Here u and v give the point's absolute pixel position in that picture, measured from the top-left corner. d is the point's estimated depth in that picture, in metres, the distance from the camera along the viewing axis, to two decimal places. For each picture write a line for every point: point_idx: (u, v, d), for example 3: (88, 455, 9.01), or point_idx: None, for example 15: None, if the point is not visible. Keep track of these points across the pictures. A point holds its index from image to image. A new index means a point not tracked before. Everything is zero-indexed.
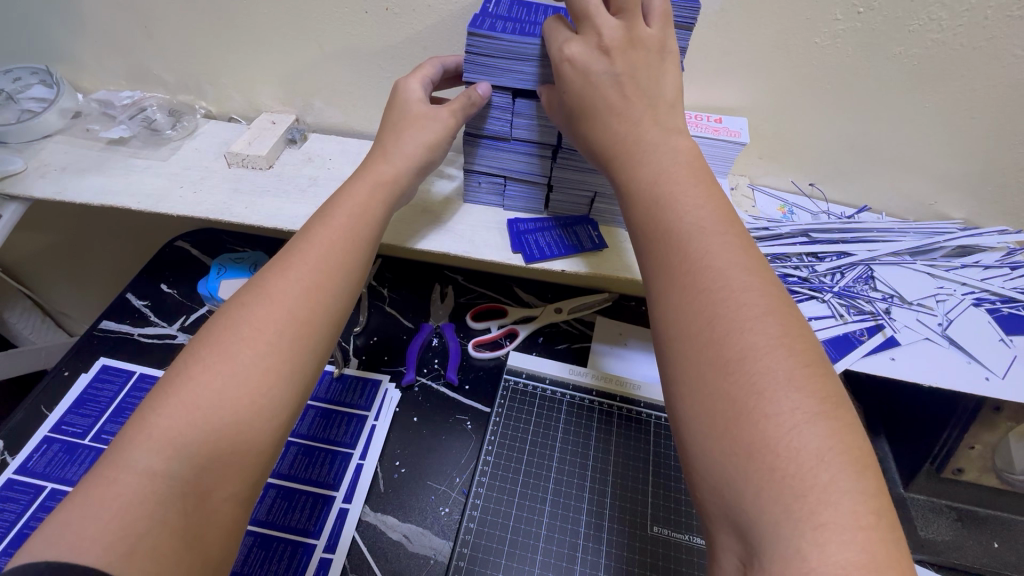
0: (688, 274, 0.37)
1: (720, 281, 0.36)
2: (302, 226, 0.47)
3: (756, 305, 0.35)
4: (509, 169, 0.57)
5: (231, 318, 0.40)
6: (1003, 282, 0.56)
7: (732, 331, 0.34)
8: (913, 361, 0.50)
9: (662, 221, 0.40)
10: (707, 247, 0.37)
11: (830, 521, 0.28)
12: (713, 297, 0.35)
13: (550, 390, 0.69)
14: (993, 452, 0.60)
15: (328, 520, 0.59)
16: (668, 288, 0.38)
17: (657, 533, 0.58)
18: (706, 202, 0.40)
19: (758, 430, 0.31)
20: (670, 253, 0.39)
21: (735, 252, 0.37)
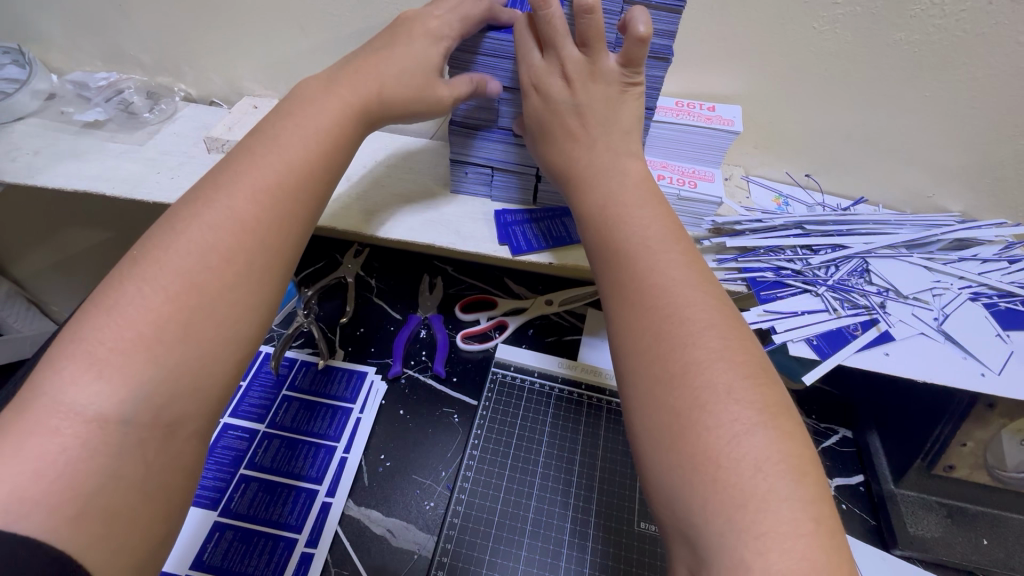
0: (637, 291, 0.36)
1: (657, 302, 0.35)
2: (250, 159, 0.39)
3: (692, 315, 0.34)
4: (494, 159, 0.55)
5: (159, 270, 0.34)
6: (1001, 276, 0.55)
7: (676, 349, 0.33)
8: (907, 357, 0.49)
9: (611, 239, 0.39)
10: (653, 265, 0.37)
11: (771, 529, 0.27)
12: (661, 314, 0.34)
13: (538, 384, 0.67)
14: (985, 450, 0.59)
15: (310, 514, 0.58)
16: (618, 301, 0.37)
17: (644, 530, 0.58)
18: (653, 222, 0.39)
19: (702, 442, 0.30)
20: (620, 271, 0.38)
21: (678, 269, 0.36)
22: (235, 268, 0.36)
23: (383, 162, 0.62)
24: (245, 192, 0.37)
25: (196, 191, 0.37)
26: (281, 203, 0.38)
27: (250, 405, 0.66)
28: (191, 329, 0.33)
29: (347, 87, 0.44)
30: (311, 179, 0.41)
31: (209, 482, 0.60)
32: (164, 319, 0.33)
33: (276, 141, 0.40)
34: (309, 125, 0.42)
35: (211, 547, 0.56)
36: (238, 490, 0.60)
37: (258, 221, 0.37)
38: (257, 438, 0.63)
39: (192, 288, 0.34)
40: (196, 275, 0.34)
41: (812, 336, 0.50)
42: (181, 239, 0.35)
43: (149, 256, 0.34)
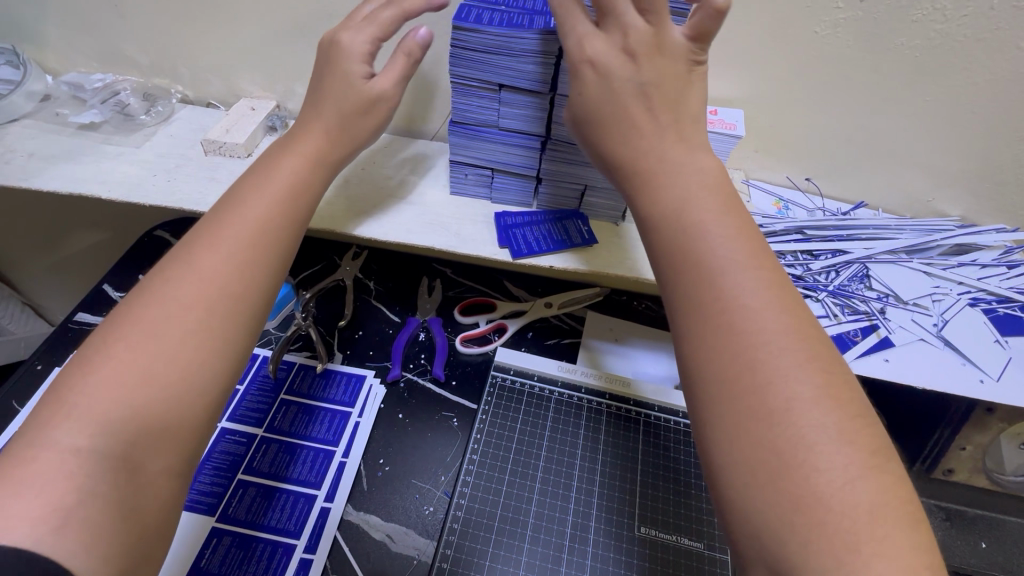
0: (726, 315, 0.35)
1: (753, 330, 0.34)
2: (221, 210, 0.42)
3: (792, 346, 0.33)
4: (496, 161, 0.55)
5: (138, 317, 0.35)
6: (1000, 282, 0.55)
7: (781, 384, 0.32)
8: (906, 362, 0.49)
9: (690, 253, 0.37)
10: (740, 287, 0.35)
11: (884, 575, 0.27)
12: (755, 343, 0.33)
13: (539, 387, 0.67)
14: (984, 453, 0.58)
15: (309, 519, 0.58)
16: (702, 324, 0.35)
17: (645, 534, 0.57)
18: (733, 235, 0.38)
19: (797, 480, 0.30)
20: (700, 290, 0.36)
21: (769, 293, 0.35)
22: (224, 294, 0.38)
23: (380, 163, 0.62)
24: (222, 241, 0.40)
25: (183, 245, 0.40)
26: (259, 228, 0.41)
27: (247, 409, 0.65)
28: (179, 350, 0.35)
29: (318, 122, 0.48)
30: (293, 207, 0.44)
31: (206, 487, 0.60)
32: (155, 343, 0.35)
33: (257, 184, 0.44)
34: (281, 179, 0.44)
35: (208, 553, 0.55)
36: (236, 495, 0.59)
37: (223, 257, 0.39)
38: (254, 443, 0.63)
39: (166, 333, 0.35)
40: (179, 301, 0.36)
41: None
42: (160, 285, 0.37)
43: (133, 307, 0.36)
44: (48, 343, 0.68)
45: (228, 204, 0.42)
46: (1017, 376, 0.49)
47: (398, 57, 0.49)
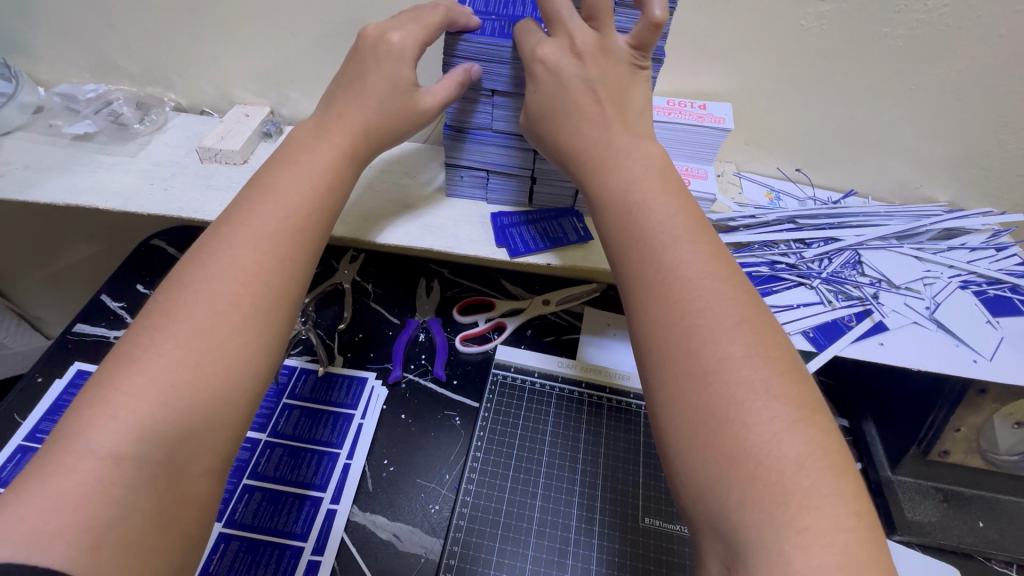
0: (666, 285, 0.36)
1: (688, 296, 0.35)
2: (244, 203, 0.41)
3: (719, 307, 0.34)
4: (491, 162, 0.55)
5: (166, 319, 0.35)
6: (988, 264, 0.57)
7: (711, 343, 0.33)
8: (900, 345, 0.50)
9: (635, 229, 0.39)
10: (679, 257, 0.37)
11: (812, 525, 0.28)
12: (690, 308, 0.35)
13: (539, 383, 0.68)
14: (978, 434, 0.58)
15: (316, 521, 0.58)
16: (646, 297, 0.37)
17: (649, 525, 0.58)
18: (675, 212, 0.39)
19: (738, 440, 0.30)
20: (645, 263, 0.38)
21: (705, 262, 0.37)
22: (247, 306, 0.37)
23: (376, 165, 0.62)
24: (246, 236, 0.39)
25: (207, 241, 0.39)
26: (276, 233, 0.40)
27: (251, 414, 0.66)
28: (201, 357, 0.34)
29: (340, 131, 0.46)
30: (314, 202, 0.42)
31: None
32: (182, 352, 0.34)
33: (282, 176, 0.43)
34: (304, 173, 0.43)
35: (217, 558, 0.55)
36: (242, 500, 0.59)
37: (246, 254, 0.38)
38: (258, 448, 0.63)
39: (189, 330, 0.35)
40: (205, 312, 0.36)
41: (808, 329, 0.50)
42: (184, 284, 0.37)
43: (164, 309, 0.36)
44: (48, 355, 0.68)
45: (245, 202, 0.41)
46: (1006, 356, 0.50)
47: (452, 79, 0.47)
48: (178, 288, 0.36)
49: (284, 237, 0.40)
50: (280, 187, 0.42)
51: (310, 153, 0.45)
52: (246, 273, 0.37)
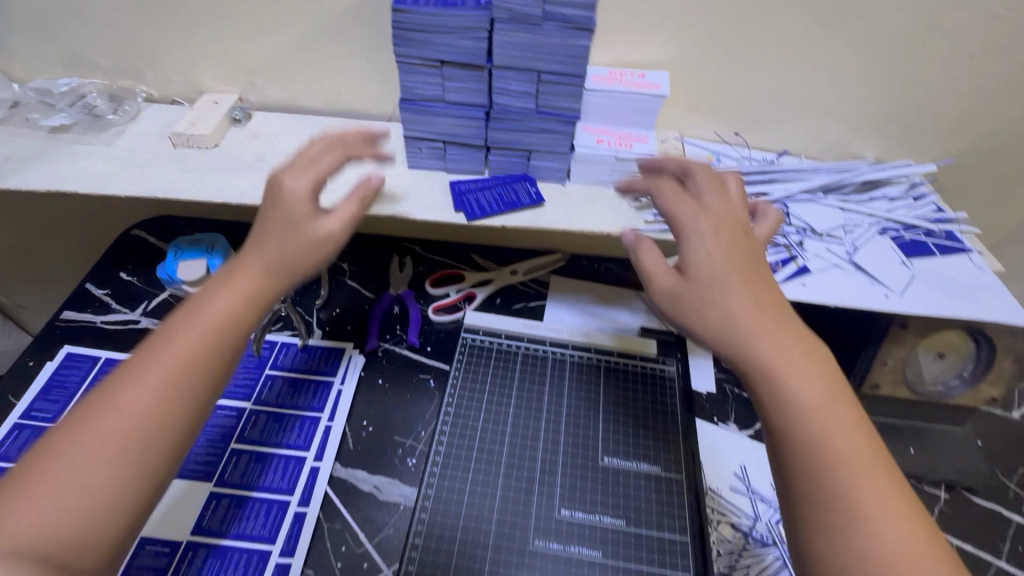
0: (751, 337, 0.41)
1: (729, 338, 0.41)
2: (260, 238, 0.46)
3: (793, 358, 0.40)
4: (447, 133, 0.59)
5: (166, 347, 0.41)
6: (905, 212, 0.63)
7: (782, 374, 0.39)
8: (821, 286, 0.55)
9: (715, 303, 0.42)
10: (753, 333, 0.41)
11: (892, 538, 0.34)
12: (779, 382, 0.39)
13: (506, 344, 0.71)
14: (904, 366, 0.64)
15: (301, 478, 0.62)
16: (756, 380, 0.40)
17: (610, 464, 0.62)
18: (725, 255, 0.44)
19: (844, 498, 0.35)
20: (723, 336, 0.42)
21: (772, 332, 0.41)
22: (195, 355, 0.41)
23: None
24: (249, 275, 0.45)
25: (222, 279, 0.44)
26: (271, 271, 0.45)
27: (236, 386, 0.69)
28: (138, 403, 0.38)
29: (318, 166, 0.50)
30: (284, 242, 0.46)
31: (201, 457, 0.63)
32: (131, 402, 0.38)
33: (284, 209, 0.47)
34: (308, 223, 0.47)
35: (209, 514, 0.59)
36: (230, 462, 0.63)
37: (240, 290, 0.44)
38: (244, 415, 0.67)
39: (185, 358, 0.40)
40: (157, 361, 0.40)
41: None
42: (193, 318, 0.42)
43: (167, 336, 0.41)
44: (38, 341, 0.71)
45: (257, 236, 0.46)
46: (917, 291, 0.56)
47: (353, 199, 0.49)
48: (184, 322, 0.42)
49: (270, 272, 0.45)
50: (286, 229, 0.46)
51: (307, 176, 0.49)
52: (239, 310, 0.43)
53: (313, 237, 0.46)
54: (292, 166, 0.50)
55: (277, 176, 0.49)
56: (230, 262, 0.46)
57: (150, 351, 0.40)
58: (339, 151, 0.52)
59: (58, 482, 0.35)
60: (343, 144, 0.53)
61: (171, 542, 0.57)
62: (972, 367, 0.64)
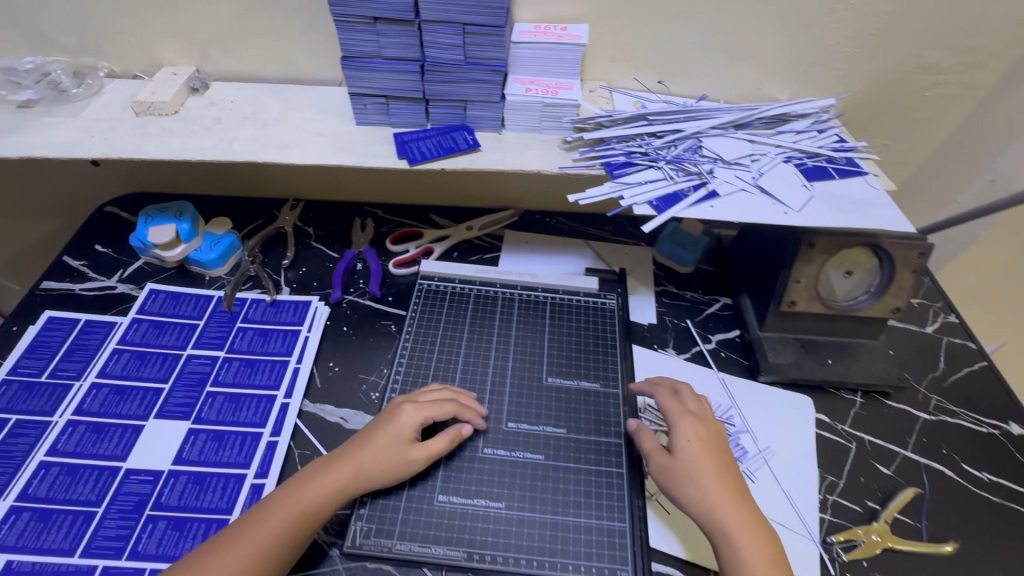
0: (712, 505, 0.53)
1: (717, 516, 0.53)
2: (328, 462, 0.56)
3: (749, 531, 0.52)
4: (388, 88, 0.65)
5: (240, 533, 0.51)
6: (809, 143, 0.69)
7: (737, 539, 0.51)
8: (728, 206, 0.61)
9: (684, 472, 0.55)
10: (712, 502, 0.53)
11: None
12: (728, 531, 0.52)
13: (459, 287, 0.78)
14: (816, 283, 0.71)
15: (272, 412, 0.67)
16: (699, 502, 0.54)
17: (552, 382, 0.68)
18: (708, 463, 0.56)
19: (731, 541, 0.51)
20: (690, 493, 0.54)
21: (733, 506, 0.53)
22: (309, 513, 0.53)
23: (295, 107, 0.71)
24: (311, 493, 0.54)
25: (296, 485, 0.55)
26: (323, 501, 0.54)
27: (209, 337, 0.74)
28: (275, 527, 0.52)
29: (388, 431, 0.58)
30: (383, 463, 0.56)
31: (179, 399, 0.68)
32: (271, 528, 0.51)
33: (360, 446, 0.57)
34: (382, 445, 0.57)
35: (189, 446, 0.64)
36: (206, 402, 0.68)
37: (302, 497, 0.54)
38: (218, 362, 0.72)
39: (254, 543, 0.51)
40: (292, 497, 0.54)
41: (652, 198, 0.61)
42: (266, 512, 0.53)
43: (250, 524, 0.52)
44: (19, 307, 0.76)
45: (325, 463, 0.56)
46: (812, 207, 0.62)
47: (441, 441, 0.59)
48: (259, 516, 0.52)
49: (326, 503, 0.54)
50: (360, 457, 0.56)
51: (382, 424, 0.58)
52: (303, 510, 0.53)
53: (403, 460, 0.57)
54: (376, 424, 0.59)
55: (398, 406, 0.60)
56: (312, 468, 0.56)
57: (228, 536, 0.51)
58: (448, 401, 0.62)
59: None
60: (454, 389, 0.64)
61: (154, 471, 0.62)
62: (878, 280, 0.71)
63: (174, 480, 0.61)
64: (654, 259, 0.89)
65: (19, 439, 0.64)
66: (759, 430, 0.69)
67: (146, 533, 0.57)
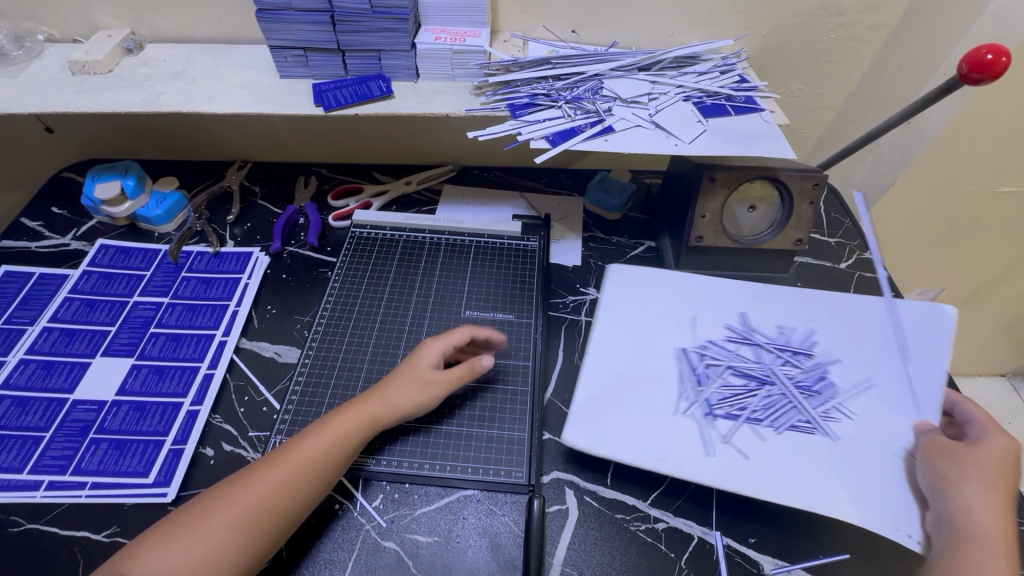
0: (982, 514, 0.49)
1: (971, 506, 0.50)
2: (369, 393, 0.61)
3: (999, 541, 0.48)
4: (303, 40, 0.68)
5: (288, 452, 0.55)
6: (710, 83, 0.73)
7: (984, 540, 0.48)
8: (621, 140, 0.65)
9: (985, 454, 0.53)
10: (983, 495, 0.50)
11: None
12: (979, 531, 0.49)
13: (389, 234, 0.84)
14: (721, 217, 0.75)
15: (210, 348, 0.73)
16: (969, 491, 0.50)
17: (469, 315, 0.75)
18: (1009, 461, 0.53)
19: (973, 554, 0.47)
20: (956, 473, 0.52)
21: (1002, 529, 0.49)
22: (349, 438, 0.57)
23: (224, 64, 0.75)
24: (351, 418, 0.58)
25: (341, 409, 0.59)
26: (359, 425, 0.58)
27: (155, 286, 0.79)
28: (321, 450, 0.56)
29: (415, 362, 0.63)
30: (410, 387, 0.61)
31: (125, 340, 0.73)
32: (317, 448, 0.56)
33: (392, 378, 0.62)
34: (407, 374, 0.61)
35: (132, 379, 0.69)
36: (149, 341, 0.73)
37: (345, 422, 0.58)
38: (163, 307, 0.77)
39: (300, 460, 0.55)
40: (337, 420, 0.58)
41: (548, 135, 0.65)
42: (314, 434, 0.57)
43: (298, 443, 0.56)
44: None
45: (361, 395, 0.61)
46: (703, 139, 0.66)
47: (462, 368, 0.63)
48: (307, 437, 0.57)
49: (362, 428, 0.58)
50: (388, 387, 0.61)
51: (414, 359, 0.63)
52: (340, 436, 0.57)
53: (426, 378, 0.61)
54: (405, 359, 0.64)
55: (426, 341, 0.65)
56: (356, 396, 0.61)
57: (279, 456, 0.55)
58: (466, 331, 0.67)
59: (207, 516, 0.51)
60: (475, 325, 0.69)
61: (98, 401, 0.67)
62: (781, 213, 0.75)
63: (116, 409, 0.67)
64: (584, 208, 0.93)
65: None
66: (850, 361, 0.63)
67: (89, 453, 0.63)
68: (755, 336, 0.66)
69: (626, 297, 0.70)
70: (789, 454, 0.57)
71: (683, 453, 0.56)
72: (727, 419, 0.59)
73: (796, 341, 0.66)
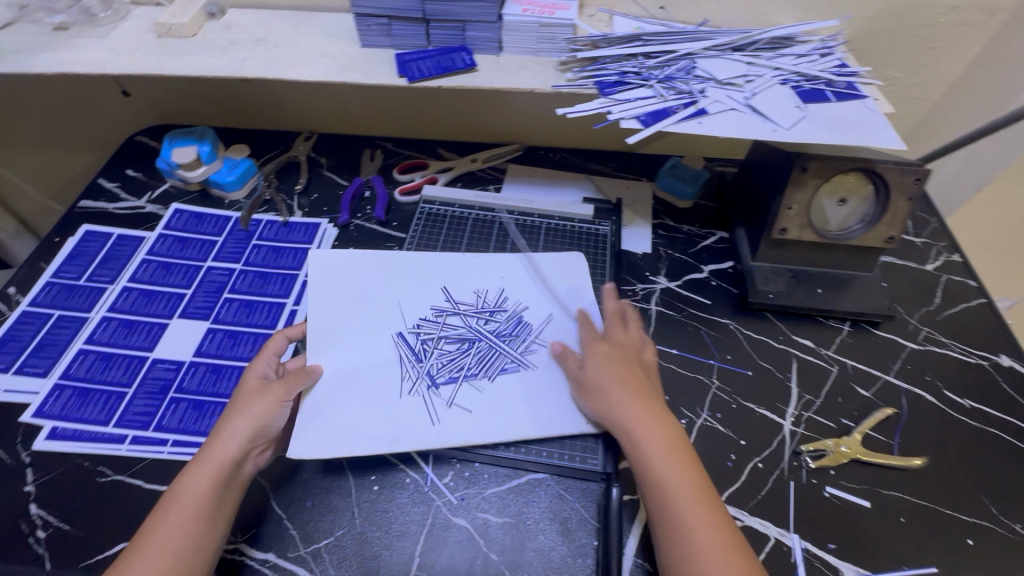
0: (674, 443, 0.55)
1: (617, 413, 0.57)
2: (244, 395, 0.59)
3: (673, 452, 0.54)
4: (389, 8, 0.67)
5: (207, 461, 0.54)
6: (808, 66, 0.69)
7: (653, 453, 0.54)
8: (715, 123, 0.62)
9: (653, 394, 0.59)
10: (637, 416, 0.56)
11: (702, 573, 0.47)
12: (660, 446, 0.54)
13: (459, 212, 0.84)
14: (809, 209, 0.71)
15: (282, 316, 0.73)
16: (643, 412, 0.57)
17: None
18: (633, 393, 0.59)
19: (671, 460, 0.54)
20: (635, 401, 0.58)
21: (681, 460, 0.54)
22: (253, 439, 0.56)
23: (304, 31, 0.74)
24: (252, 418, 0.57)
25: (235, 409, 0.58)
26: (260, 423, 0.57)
27: (227, 252, 0.80)
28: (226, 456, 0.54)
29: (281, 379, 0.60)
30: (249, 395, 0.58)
31: (200, 304, 0.75)
32: (229, 452, 0.54)
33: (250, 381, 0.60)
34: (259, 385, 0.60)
35: (208, 341, 0.71)
36: (223, 306, 0.74)
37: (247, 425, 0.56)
38: (235, 273, 0.78)
39: (216, 464, 0.53)
40: (236, 422, 0.56)
41: (640, 115, 0.62)
42: (224, 437, 0.55)
43: (214, 450, 0.54)
44: (61, 220, 0.83)
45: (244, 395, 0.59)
46: (803, 126, 0.62)
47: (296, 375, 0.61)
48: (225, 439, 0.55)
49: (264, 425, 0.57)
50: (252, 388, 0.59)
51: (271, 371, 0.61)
52: (244, 439, 0.55)
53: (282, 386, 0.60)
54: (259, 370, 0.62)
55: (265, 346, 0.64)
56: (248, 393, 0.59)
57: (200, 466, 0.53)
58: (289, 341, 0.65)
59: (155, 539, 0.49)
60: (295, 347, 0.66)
61: (176, 360, 0.69)
62: (873, 209, 0.71)
63: (194, 369, 0.68)
64: (653, 194, 0.90)
65: (62, 331, 0.71)
66: (532, 304, 0.72)
67: (169, 411, 0.64)
68: (457, 307, 0.71)
69: (350, 271, 0.74)
70: (502, 399, 0.63)
71: (411, 429, 0.60)
72: (448, 383, 0.64)
73: (491, 301, 0.72)
